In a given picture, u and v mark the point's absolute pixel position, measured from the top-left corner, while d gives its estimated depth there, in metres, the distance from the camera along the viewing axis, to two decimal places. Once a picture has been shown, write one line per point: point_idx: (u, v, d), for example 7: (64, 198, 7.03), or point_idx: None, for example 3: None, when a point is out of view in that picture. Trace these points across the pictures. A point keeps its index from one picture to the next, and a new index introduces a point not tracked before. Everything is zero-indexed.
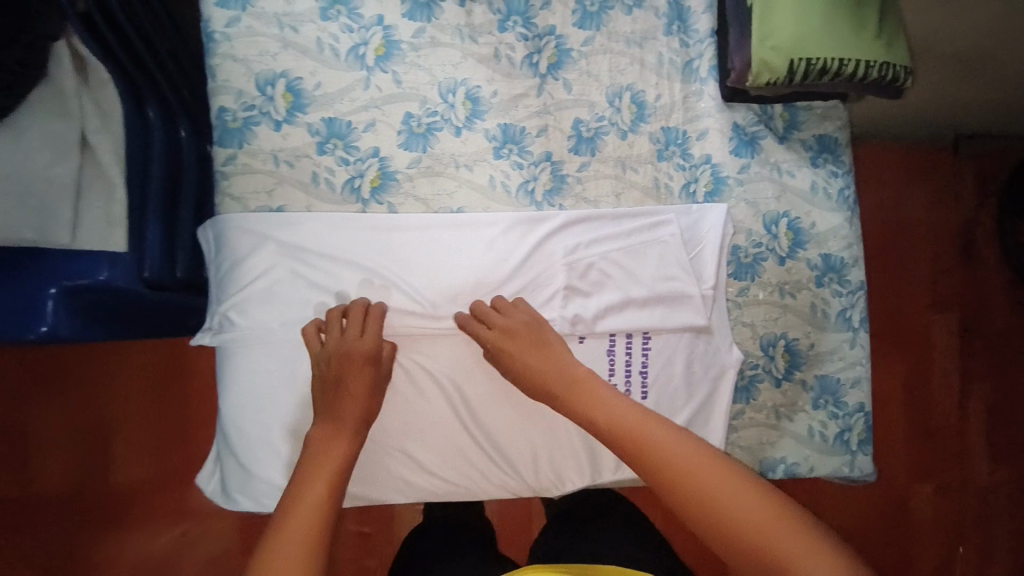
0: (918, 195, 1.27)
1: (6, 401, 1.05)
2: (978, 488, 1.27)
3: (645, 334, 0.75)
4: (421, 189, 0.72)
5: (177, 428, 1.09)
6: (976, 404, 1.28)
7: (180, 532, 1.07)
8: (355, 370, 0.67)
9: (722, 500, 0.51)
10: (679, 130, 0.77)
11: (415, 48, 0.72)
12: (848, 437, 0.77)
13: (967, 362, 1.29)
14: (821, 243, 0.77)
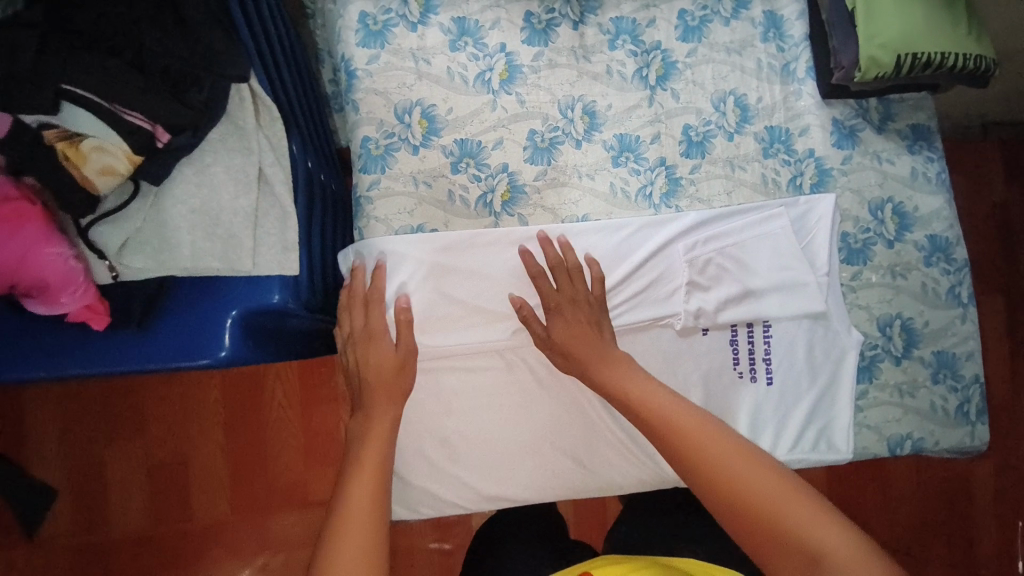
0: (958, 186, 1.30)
1: (89, 445, 1.11)
2: None
3: (766, 322, 0.79)
4: (549, 200, 0.77)
5: (248, 464, 1.14)
6: None
7: (259, 564, 1.12)
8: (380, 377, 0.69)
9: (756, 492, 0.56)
10: (782, 128, 0.81)
11: (535, 70, 0.77)
12: (967, 408, 0.80)
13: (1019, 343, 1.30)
14: (925, 225, 0.81)
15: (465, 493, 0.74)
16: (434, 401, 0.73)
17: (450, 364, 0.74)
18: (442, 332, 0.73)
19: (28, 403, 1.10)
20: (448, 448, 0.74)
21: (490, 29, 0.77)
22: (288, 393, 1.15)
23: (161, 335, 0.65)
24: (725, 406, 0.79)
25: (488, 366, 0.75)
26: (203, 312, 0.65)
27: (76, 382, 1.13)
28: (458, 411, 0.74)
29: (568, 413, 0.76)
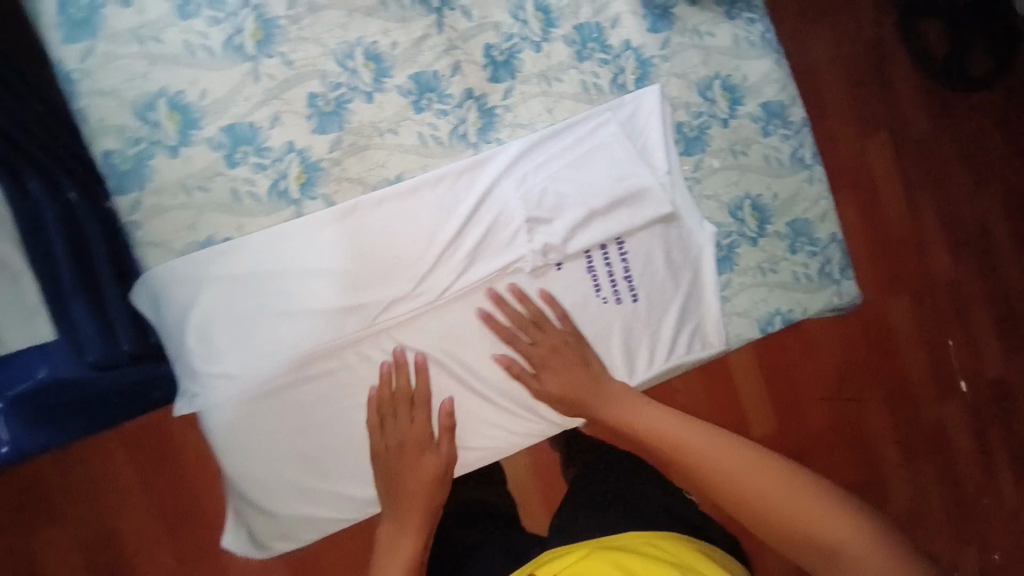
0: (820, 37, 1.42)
1: None
2: (943, 283, 1.47)
3: (619, 240, 0.75)
4: (353, 170, 0.68)
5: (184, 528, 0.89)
6: (924, 211, 1.46)
7: None
8: (413, 460, 0.68)
9: (765, 495, 0.56)
10: (592, 24, 0.73)
11: (295, 21, 0.65)
12: (829, 268, 0.81)
13: (909, 177, 1.45)
14: (757, 93, 0.77)
15: (348, 506, 0.71)
16: (289, 417, 0.68)
17: (291, 375, 0.68)
18: (270, 348, 0.67)
19: None
20: (319, 461, 0.69)
21: None
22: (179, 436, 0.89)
23: None
24: (600, 334, 0.76)
25: (337, 366, 0.69)
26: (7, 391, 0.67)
27: None
28: (317, 421, 0.69)
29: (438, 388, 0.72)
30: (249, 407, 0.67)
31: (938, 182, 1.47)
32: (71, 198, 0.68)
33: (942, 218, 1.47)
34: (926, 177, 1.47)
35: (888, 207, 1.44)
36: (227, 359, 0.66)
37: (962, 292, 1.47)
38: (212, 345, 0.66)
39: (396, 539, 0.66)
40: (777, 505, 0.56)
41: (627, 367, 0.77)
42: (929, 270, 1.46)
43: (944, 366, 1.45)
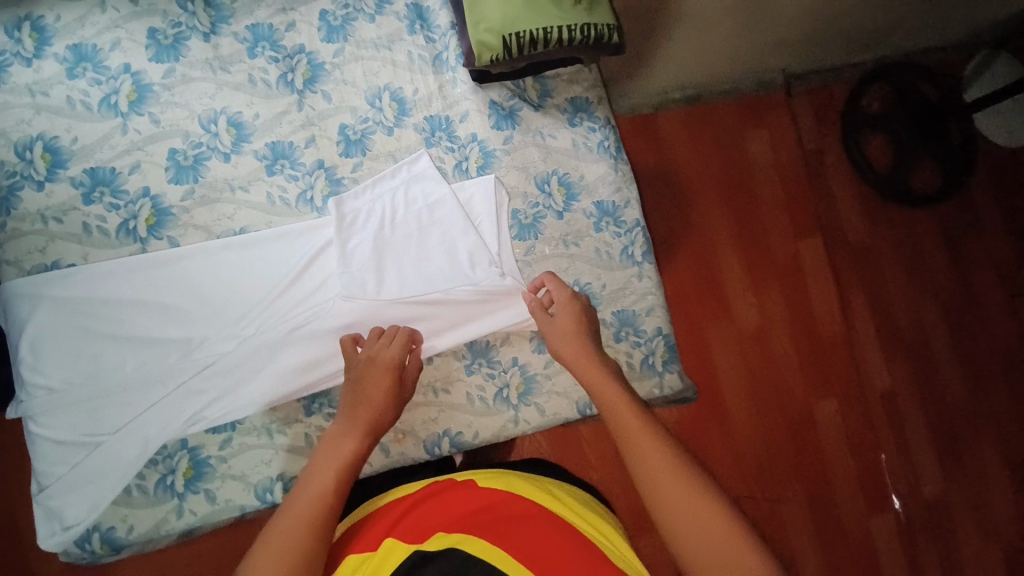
0: (758, 137, 1.51)
1: None
2: (880, 393, 1.49)
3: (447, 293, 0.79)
4: (200, 218, 0.76)
5: None
6: (857, 311, 1.51)
7: None
8: (378, 373, 0.71)
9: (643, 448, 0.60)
10: (441, 116, 0.83)
11: (168, 88, 0.76)
12: (652, 360, 0.85)
13: (842, 278, 1.52)
14: (592, 192, 0.85)
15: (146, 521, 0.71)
16: (94, 442, 0.69)
17: (108, 398, 0.70)
18: (89, 370, 0.70)
19: None
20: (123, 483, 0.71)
21: (110, 51, 0.74)
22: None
23: None
24: (421, 392, 0.80)
25: (152, 394, 0.71)
26: None
27: None
28: (117, 447, 0.69)
29: (248, 432, 0.74)
30: (59, 422, 0.69)
31: (874, 286, 1.54)
32: None
33: (877, 325, 1.52)
34: (861, 278, 1.53)
35: (818, 311, 1.48)
36: (48, 375, 0.70)
37: (893, 402, 1.50)
38: (40, 357, 0.70)
39: (338, 444, 0.66)
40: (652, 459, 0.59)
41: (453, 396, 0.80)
42: (864, 378, 1.48)
43: (877, 480, 1.44)
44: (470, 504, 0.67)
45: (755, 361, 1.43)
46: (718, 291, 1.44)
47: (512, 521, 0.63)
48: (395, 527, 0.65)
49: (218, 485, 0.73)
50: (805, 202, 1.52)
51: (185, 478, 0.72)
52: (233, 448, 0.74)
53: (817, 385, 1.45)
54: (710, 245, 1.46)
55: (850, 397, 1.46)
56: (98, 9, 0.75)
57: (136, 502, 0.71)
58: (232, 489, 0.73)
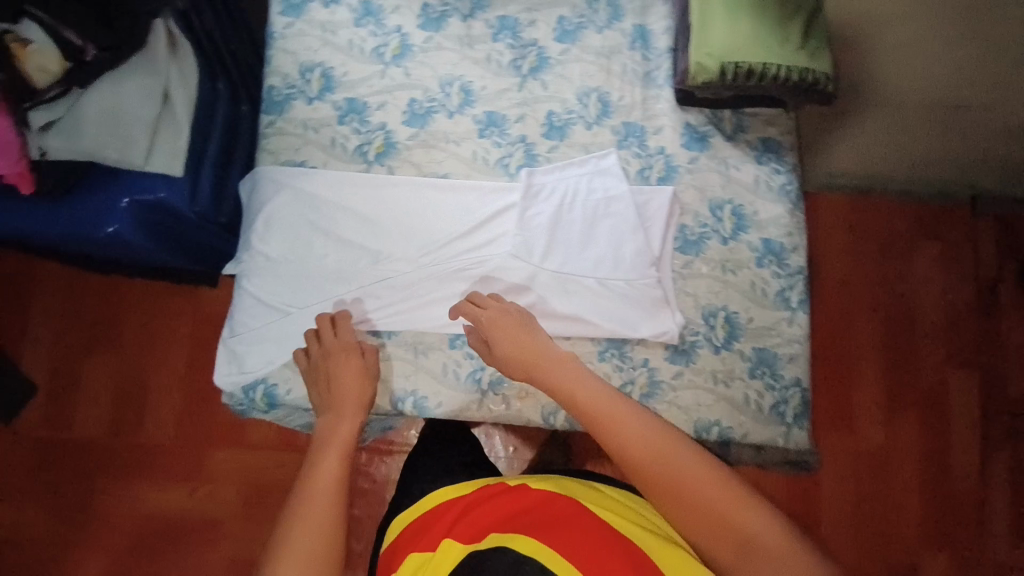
0: (928, 254, 1.38)
1: (80, 354, 1.40)
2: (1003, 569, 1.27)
3: (599, 282, 0.86)
4: (416, 157, 0.88)
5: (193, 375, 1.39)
6: (999, 472, 1.31)
7: (189, 489, 1.35)
8: (345, 362, 0.79)
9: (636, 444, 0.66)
10: (638, 125, 0.90)
11: (424, 50, 0.90)
12: (783, 409, 0.83)
13: (988, 432, 1.32)
14: (762, 229, 0.87)
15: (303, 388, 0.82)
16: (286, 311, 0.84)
17: (306, 279, 0.85)
18: (299, 253, 0.85)
19: (35, 298, 1.41)
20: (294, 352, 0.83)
21: (391, 13, 0.91)
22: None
23: (69, 210, 0.81)
24: None
25: (339, 286, 0.84)
26: (98, 199, 0.81)
27: (72, 290, 1.42)
28: (301, 320, 0.83)
29: (400, 344, 0.84)
30: (265, 285, 0.85)
31: None
32: (238, 106, 0.94)
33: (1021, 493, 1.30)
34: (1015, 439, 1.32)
35: (954, 461, 1.32)
36: (270, 248, 0.85)
37: None
38: (269, 232, 0.86)
39: (334, 424, 0.77)
40: (641, 455, 0.65)
41: None
42: (987, 548, 1.28)
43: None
44: (511, 506, 0.69)
45: (871, 485, 1.30)
46: (845, 407, 1.33)
47: (551, 521, 0.65)
48: (450, 528, 0.70)
49: None
50: (966, 338, 1.36)
51: None
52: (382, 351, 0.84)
53: (934, 538, 1.28)
54: (849, 354, 1.35)
55: (970, 565, 1.27)
56: None
57: (299, 369, 0.83)
58: (374, 389, 0.82)
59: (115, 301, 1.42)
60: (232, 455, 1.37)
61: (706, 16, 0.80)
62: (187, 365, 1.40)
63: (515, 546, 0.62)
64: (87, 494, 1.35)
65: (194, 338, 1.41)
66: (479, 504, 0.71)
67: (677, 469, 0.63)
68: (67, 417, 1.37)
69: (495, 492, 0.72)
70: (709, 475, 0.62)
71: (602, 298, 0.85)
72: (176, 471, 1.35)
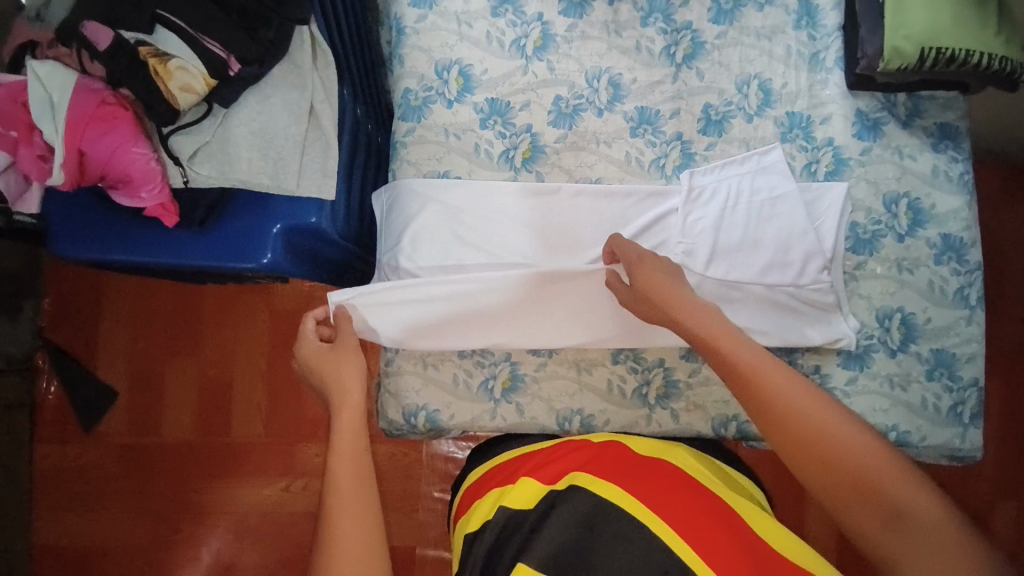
0: None
1: (162, 354, 1.33)
2: None
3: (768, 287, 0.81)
4: (566, 161, 0.83)
5: (280, 370, 1.32)
6: None
7: (283, 484, 1.29)
8: (344, 357, 0.75)
9: (794, 405, 0.59)
10: (803, 114, 0.83)
11: (567, 41, 0.83)
12: (961, 410, 0.80)
13: None
14: (941, 224, 0.81)
15: (468, 413, 0.81)
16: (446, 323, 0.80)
17: (460, 298, 0.80)
18: (450, 270, 0.81)
19: (109, 300, 1.34)
20: (455, 373, 0.82)
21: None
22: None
23: (215, 240, 0.74)
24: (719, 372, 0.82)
25: (495, 304, 0.80)
26: (241, 224, 0.74)
27: (148, 288, 1.35)
28: (462, 339, 0.80)
29: (562, 362, 0.82)
30: (418, 303, 0.80)
31: None
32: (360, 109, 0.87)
33: None
34: None
35: None
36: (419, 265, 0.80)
37: None
38: (415, 248, 0.81)
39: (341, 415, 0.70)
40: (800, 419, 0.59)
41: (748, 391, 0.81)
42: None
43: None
44: (583, 456, 0.67)
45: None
46: None
47: (636, 478, 0.61)
48: (531, 472, 0.67)
49: (529, 401, 0.81)
50: None
51: (503, 387, 0.81)
52: (545, 369, 0.82)
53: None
54: None
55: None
56: None
57: (460, 394, 0.81)
58: (539, 408, 0.81)
59: (193, 298, 1.35)
60: (323, 451, 1.30)
61: None
62: (269, 361, 1.33)
63: (603, 492, 0.59)
64: (181, 498, 1.30)
65: (275, 336, 1.33)
66: (558, 457, 0.68)
67: (840, 440, 0.57)
68: (151, 427, 1.32)
69: (568, 447, 0.69)
70: (877, 452, 0.56)
71: (773, 305, 0.81)
72: (272, 468, 1.29)
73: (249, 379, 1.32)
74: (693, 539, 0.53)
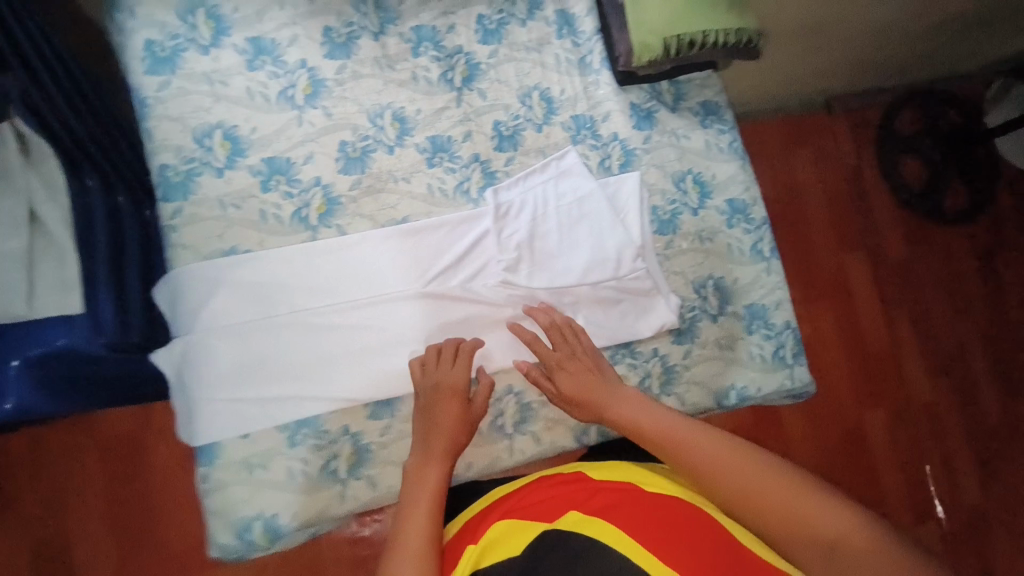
0: (805, 157, 1.67)
1: None
2: (921, 402, 1.60)
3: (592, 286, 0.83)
4: (366, 207, 0.78)
5: (127, 513, 1.09)
6: (900, 326, 1.63)
7: None
8: (445, 404, 0.74)
9: (716, 469, 0.64)
10: (586, 116, 0.86)
11: (340, 83, 0.78)
12: (783, 352, 0.88)
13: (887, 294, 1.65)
14: (723, 190, 0.89)
15: (309, 505, 0.76)
16: (261, 403, 0.75)
17: (281, 377, 0.75)
18: (261, 352, 0.74)
19: None
20: (290, 467, 0.75)
21: (288, 46, 0.76)
22: (175, 453, 1.12)
23: None
24: None
25: (321, 373, 0.77)
26: None
27: None
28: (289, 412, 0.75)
29: (407, 420, 0.79)
30: (226, 387, 0.73)
31: (915, 302, 1.66)
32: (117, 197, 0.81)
33: (920, 334, 1.64)
34: (903, 295, 1.66)
35: (866, 328, 1.62)
36: (224, 355, 0.73)
37: (933, 411, 1.61)
38: (211, 342, 0.72)
39: (422, 470, 0.71)
40: (725, 481, 0.63)
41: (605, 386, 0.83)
42: (906, 387, 1.61)
43: (922, 488, 1.56)
44: (582, 492, 0.68)
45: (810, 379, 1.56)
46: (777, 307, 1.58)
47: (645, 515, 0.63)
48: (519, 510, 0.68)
49: (378, 470, 0.78)
50: (850, 219, 1.66)
51: (348, 464, 0.77)
52: (391, 424, 0.79)
53: (868, 398, 1.58)
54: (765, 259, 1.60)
55: (896, 407, 1.59)
56: (277, 5, 0.77)
57: (299, 488, 0.75)
58: (391, 474, 0.78)
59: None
60: None
61: None
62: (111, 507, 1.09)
63: (592, 533, 0.62)
64: None
65: (111, 474, 1.10)
66: (548, 493, 0.70)
67: (765, 487, 0.61)
68: None
69: (567, 481, 0.71)
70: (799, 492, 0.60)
71: (599, 300, 0.84)
72: None
73: (89, 536, 1.08)
74: (663, 551, 0.58)
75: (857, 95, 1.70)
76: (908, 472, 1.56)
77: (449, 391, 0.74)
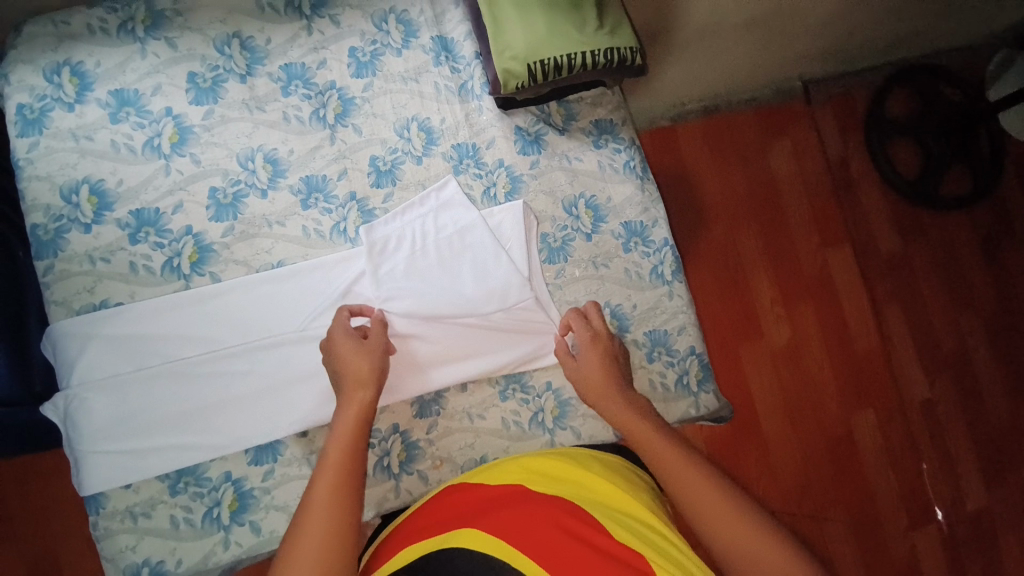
0: (781, 150, 1.54)
1: None
2: (921, 405, 1.51)
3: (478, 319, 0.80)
4: (240, 253, 0.78)
5: None
6: (892, 326, 1.52)
7: None
8: (354, 359, 0.71)
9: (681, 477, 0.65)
10: (468, 144, 0.84)
11: (207, 129, 0.78)
12: (687, 380, 0.84)
13: (878, 293, 1.53)
14: (619, 213, 0.86)
15: (195, 551, 0.73)
16: (136, 456, 0.73)
17: (158, 428, 0.74)
18: (135, 402, 0.73)
19: None
20: (172, 514, 0.73)
21: (152, 95, 0.77)
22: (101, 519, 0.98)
23: None
24: (455, 418, 0.80)
25: (200, 423, 0.75)
26: None
27: None
28: (167, 462, 0.73)
29: (291, 462, 0.77)
30: (101, 441, 0.72)
31: (909, 299, 1.55)
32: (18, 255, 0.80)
33: (914, 330, 1.54)
34: (897, 292, 1.55)
35: (854, 329, 1.50)
36: (96, 408, 0.72)
37: (932, 414, 1.51)
38: (82, 396, 0.72)
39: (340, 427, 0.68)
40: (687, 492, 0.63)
41: (493, 424, 0.81)
42: (903, 390, 1.50)
43: (919, 493, 1.45)
44: (484, 500, 0.65)
45: (790, 384, 1.44)
46: (752, 311, 1.46)
47: (540, 528, 0.58)
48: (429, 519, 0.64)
49: (262, 516, 0.74)
50: (833, 219, 1.54)
51: (231, 510, 0.74)
52: (277, 472, 0.76)
53: (854, 400, 1.46)
54: (738, 259, 1.48)
55: (888, 410, 1.48)
56: (139, 56, 0.78)
57: (184, 536, 0.73)
58: (276, 520, 0.74)
59: None
60: None
61: (500, 23, 0.77)
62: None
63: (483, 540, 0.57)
64: None
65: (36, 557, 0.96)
66: (448, 506, 0.65)
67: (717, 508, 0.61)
68: None
69: (468, 493, 0.67)
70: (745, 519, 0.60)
71: (486, 335, 0.81)
72: None
73: None
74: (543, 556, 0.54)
75: (840, 78, 1.58)
76: (907, 480, 1.45)
77: (342, 353, 0.71)
